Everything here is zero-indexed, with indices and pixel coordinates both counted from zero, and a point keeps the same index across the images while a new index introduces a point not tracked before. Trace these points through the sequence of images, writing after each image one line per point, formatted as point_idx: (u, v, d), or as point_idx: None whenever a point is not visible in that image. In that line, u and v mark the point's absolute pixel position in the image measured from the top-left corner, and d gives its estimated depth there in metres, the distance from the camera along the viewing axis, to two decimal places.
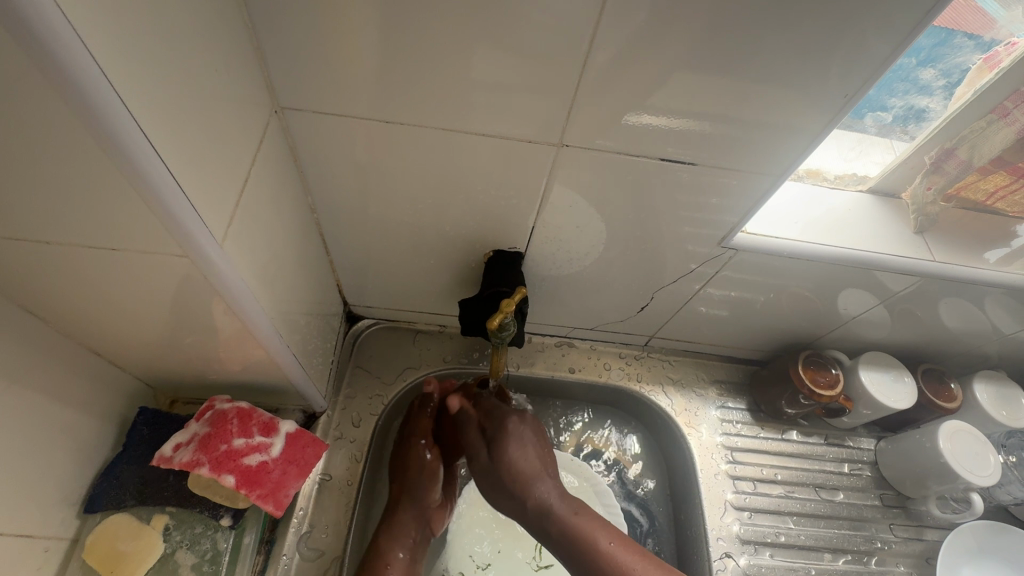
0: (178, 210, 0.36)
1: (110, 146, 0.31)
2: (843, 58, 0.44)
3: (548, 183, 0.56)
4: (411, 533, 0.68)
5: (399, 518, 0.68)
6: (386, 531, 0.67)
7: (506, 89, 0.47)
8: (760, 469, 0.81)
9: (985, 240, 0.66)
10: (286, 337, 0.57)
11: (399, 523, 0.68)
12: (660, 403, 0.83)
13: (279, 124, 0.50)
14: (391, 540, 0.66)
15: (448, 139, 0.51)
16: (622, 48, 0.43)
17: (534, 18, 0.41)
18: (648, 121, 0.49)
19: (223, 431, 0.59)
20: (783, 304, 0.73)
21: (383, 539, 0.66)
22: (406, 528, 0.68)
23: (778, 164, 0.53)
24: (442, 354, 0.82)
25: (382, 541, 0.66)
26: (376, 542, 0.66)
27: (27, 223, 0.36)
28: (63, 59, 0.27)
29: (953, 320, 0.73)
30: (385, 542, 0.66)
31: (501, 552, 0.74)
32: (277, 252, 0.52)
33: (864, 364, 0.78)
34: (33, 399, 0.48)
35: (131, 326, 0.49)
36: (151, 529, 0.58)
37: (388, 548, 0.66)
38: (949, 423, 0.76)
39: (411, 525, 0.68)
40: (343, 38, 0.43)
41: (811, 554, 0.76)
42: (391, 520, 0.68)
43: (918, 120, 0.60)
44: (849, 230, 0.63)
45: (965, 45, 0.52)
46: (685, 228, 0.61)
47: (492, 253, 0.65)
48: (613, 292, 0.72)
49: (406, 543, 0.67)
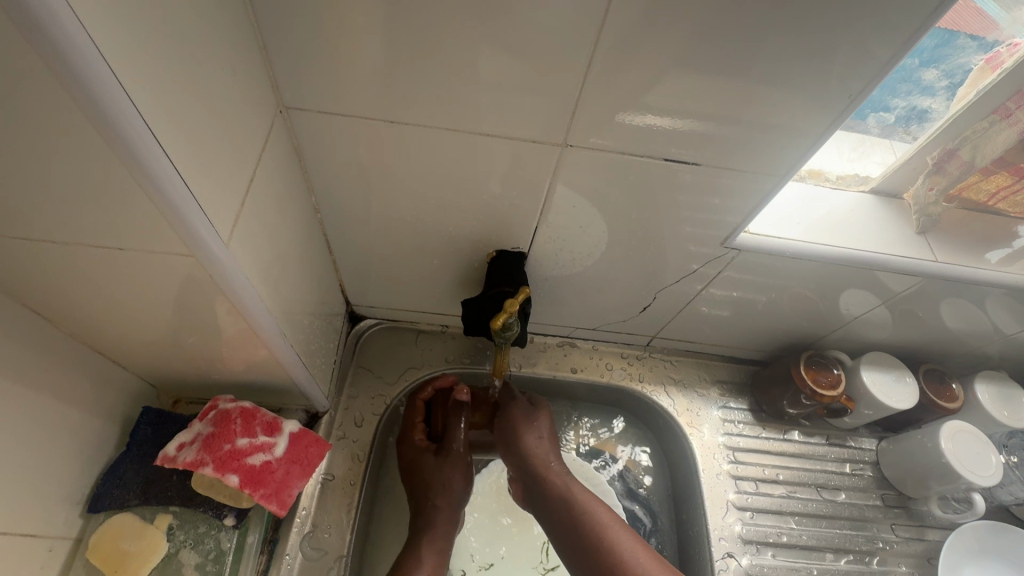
0: (184, 209, 0.36)
1: (117, 144, 0.31)
2: (846, 58, 0.44)
3: (551, 183, 0.56)
4: (444, 541, 0.68)
5: (434, 523, 0.68)
6: (423, 535, 0.67)
7: (510, 89, 0.47)
8: (762, 469, 0.81)
9: (986, 240, 0.66)
10: (289, 337, 0.57)
11: (435, 529, 0.68)
12: (662, 403, 0.83)
13: (283, 124, 0.50)
14: (430, 546, 0.66)
15: (452, 139, 0.51)
16: (626, 48, 0.44)
17: (538, 18, 0.41)
18: (651, 121, 0.49)
19: (226, 431, 0.59)
20: (784, 304, 0.73)
21: (421, 544, 0.66)
22: (443, 533, 0.68)
23: (781, 164, 0.53)
24: (444, 354, 0.82)
25: (422, 550, 0.66)
26: (414, 549, 0.66)
27: (33, 221, 0.36)
28: (70, 57, 0.27)
29: (955, 320, 0.73)
30: (425, 548, 0.66)
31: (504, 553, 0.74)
32: (281, 252, 0.52)
33: (865, 364, 0.78)
34: (36, 398, 0.48)
35: (135, 325, 0.49)
36: (154, 528, 0.58)
37: (425, 553, 0.66)
38: (950, 423, 0.77)
39: (446, 531, 0.68)
40: (347, 38, 0.43)
41: (813, 554, 0.76)
42: (431, 527, 0.68)
43: (920, 121, 0.60)
44: (851, 230, 0.64)
45: (967, 46, 0.52)
46: (688, 229, 0.61)
47: (494, 253, 0.65)
48: (615, 292, 0.73)
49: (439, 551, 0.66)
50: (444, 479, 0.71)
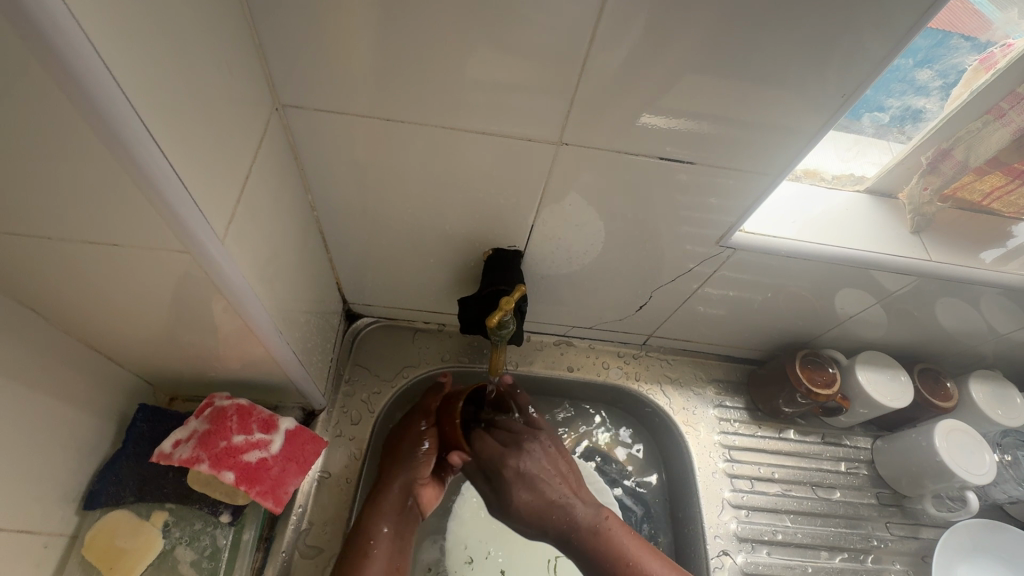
0: (182, 210, 0.36)
1: (113, 142, 0.31)
2: (840, 59, 0.44)
3: (548, 181, 0.56)
4: (395, 507, 0.66)
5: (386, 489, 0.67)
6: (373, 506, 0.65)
7: (506, 87, 0.47)
8: (757, 468, 0.81)
9: (982, 240, 0.67)
10: (285, 335, 0.57)
11: (385, 496, 0.66)
12: (658, 402, 0.84)
13: (279, 122, 0.50)
14: (377, 513, 0.65)
15: (449, 138, 0.51)
16: (622, 48, 0.44)
17: (534, 18, 0.42)
18: (647, 120, 0.49)
19: (222, 428, 0.59)
20: (779, 303, 0.73)
21: (367, 513, 0.65)
22: (392, 500, 0.66)
23: (774, 164, 0.54)
24: (441, 352, 0.82)
25: (368, 520, 0.64)
26: (362, 519, 0.65)
27: (27, 217, 0.36)
28: (68, 60, 0.27)
29: (949, 320, 0.74)
30: (371, 515, 0.64)
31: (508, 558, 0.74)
32: (278, 249, 0.52)
33: (861, 363, 0.79)
34: (32, 395, 0.48)
35: (131, 323, 0.49)
36: (150, 525, 0.58)
37: (372, 522, 0.64)
38: (944, 422, 0.77)
39: (397, 499, 0.66)
40: (343, 36, 0.44)
41: (808, 552, 0.76)
42: (376, 497, 0.66)
43: (915, 121, 0.61)
44: (845, 229, 0.64)
45: (961, 47, 0.53)
46: (683, 228, 0.61)
47: (490, 252, 0.65)
48: (611, 292, 0.73)
49: (390, 515, 0.65)
50: (398, 446, 0.70)
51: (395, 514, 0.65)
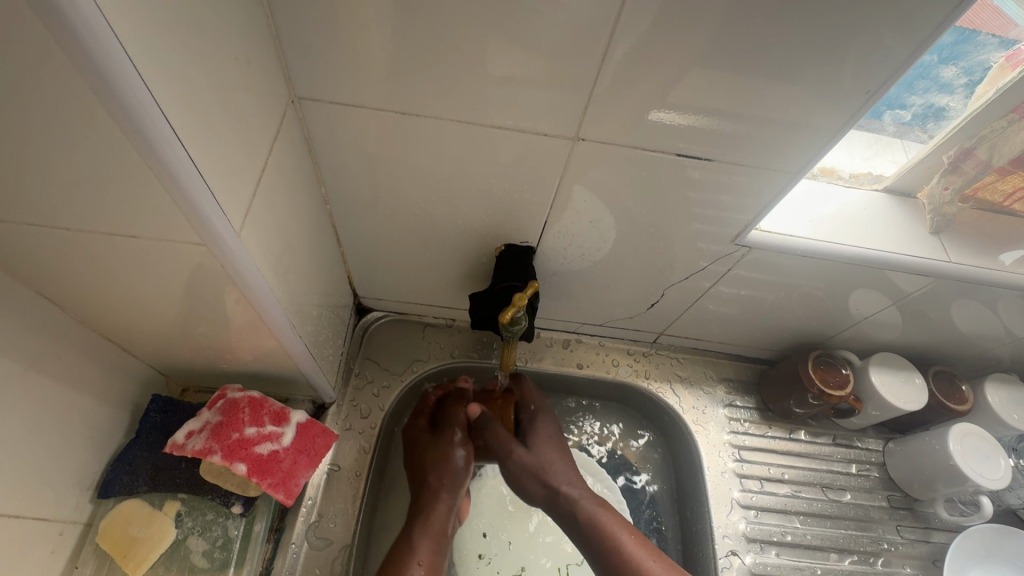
0: (197, 198, 0.36)
1: (130, 128, 0.31)
2: (857, 57, 0.43)
3: (561, 177, 0.56)
4: (439, 526, 0.66)
5: (428, 507, 0.67)
6: (417, 526, 0.65)
7: (522, 82, 0.46)
8: (768, 468, 0.80)
9: (1002, 241, 0.65)
10: (298, 327, 0.57)
11: (432, 511, 0.67)
12: (668, 401, 0.83)
13: (294, 114, 0.50)
14: (421, 531, 0.65)
15: (463, 131, 0.51)
16: (641, 40, 0.43)
17: (550, 12, 0.41)
18: (665, 116, 0.49)
19: (235, 420, 0.59)
20: (793, 304, 0.72)
21: (411, 531, 0.65)
22: (438, 520, 0.66)
23: (793, 161, 0.53)
24: (450, 347, 0.82)
25: (414, 536, 0.64)
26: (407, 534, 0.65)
27: (48, 206, 0.36)
28: (91, 49, 0.27)
29: (966, 322, 0.73)
30: (415, 534, 0.64)
31: (529, 558, 0.74)
32: (291, 241, 0.52)
33: (875, 364, 0.78)
34: (47, 383, 0.48)
35: (147, 313, 0.49)
36: (163, 515, 0.59)
37: (418, 538, 0.64)
38: (959, 425, 0.76)
39: (442, 518, 0.67)
40: (360, 28, 0.43)
41: (817, 554, 0.76)
42: (425, 513, 0.66)
43: (937, 120, 0.59)
44: (862, 229, 0.63)
45: (988, 44, 0.51)
46: (696, 226, 0.61)
47: (503, 247, 0.65)
48: (622, 289, 0.72)
49: (434, 536, 0.65)
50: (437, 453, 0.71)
51: (441, 534, 0.65)
